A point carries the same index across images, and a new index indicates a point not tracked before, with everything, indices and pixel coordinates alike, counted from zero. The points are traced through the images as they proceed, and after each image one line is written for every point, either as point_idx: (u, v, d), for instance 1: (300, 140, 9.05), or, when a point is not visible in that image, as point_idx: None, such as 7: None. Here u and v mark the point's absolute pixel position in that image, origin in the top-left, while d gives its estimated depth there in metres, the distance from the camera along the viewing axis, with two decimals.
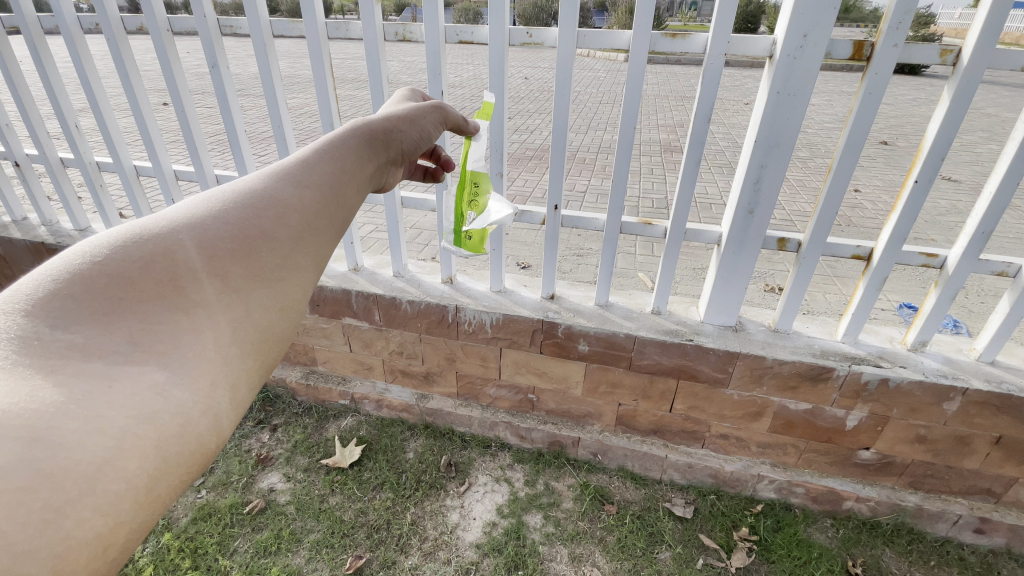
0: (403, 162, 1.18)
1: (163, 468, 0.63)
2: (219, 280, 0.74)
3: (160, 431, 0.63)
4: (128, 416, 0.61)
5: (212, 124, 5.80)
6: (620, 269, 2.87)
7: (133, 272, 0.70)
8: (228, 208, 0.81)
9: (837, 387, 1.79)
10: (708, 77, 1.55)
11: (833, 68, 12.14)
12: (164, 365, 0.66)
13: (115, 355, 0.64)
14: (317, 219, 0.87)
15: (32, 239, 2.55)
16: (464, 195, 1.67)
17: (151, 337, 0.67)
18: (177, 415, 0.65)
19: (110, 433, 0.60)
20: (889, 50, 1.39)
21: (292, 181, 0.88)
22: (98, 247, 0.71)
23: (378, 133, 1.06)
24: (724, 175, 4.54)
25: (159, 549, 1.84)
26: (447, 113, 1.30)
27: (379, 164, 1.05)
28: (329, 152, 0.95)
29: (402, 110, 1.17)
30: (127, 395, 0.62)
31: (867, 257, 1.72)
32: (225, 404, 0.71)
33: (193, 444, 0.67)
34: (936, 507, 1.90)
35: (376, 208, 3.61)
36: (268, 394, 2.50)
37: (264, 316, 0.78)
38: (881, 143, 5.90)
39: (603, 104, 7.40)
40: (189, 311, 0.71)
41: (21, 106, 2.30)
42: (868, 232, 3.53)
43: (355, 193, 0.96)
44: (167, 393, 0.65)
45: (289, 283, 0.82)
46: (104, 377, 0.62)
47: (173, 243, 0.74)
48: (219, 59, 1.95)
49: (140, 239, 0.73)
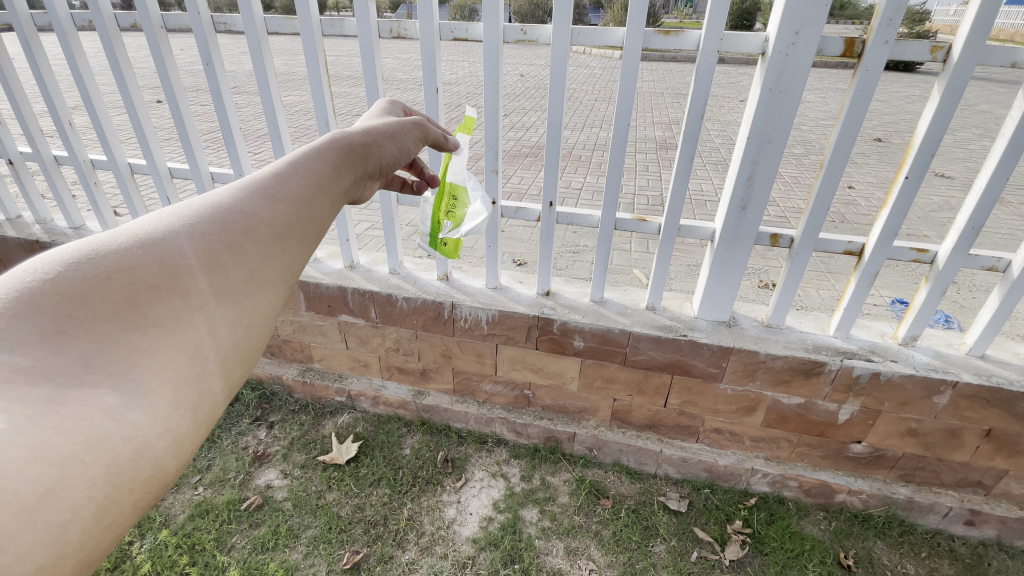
0: (382, 175, 1.19)
1: (114, 495, 0.63)
2: (181, 297, 0.75)
3: (110, 456, 0.63)
4: (75, 442, 0.61)
5: (206, 122, 5.78)
6: (616, 265, 2.89)
7: (88, 290, 0.70)
8: (193, 222, 0.81)
9: (829, 381, 1.81)
10: (702, 74, 1.56)
11: (828, 65, 12.16)
12: (118, 387, 0.66)
13: (64, 379, 0.64)
14: (289, 234, 0.88)
15: (26, 238, 2.54)
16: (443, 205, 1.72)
17: (103, 358, 0.67)
18: (130, 439, 0.64)
19: (53, 461, 0.59)
20: (881, 47, 1.40)
21: (264, 195, 0.88)
22: (51, 263, 0.71)
23: (358, 147, 1.07)
24: (718, 172, 4.56)
25: (156, 545, 1.85)
26: (429, 128, 1.31)
27: (357, 177, 1.06)
28: (305, 165, 0.96)
29: (384, 124, 1.18)
30: (76, 419, 0.62)
31: (859, 252, 1.74)
32: (185, 426, 0.70)
33: (149, 469, 0.66)
34: (927, 499, 1.93)
35: (372, 205, 3.61)
36: (264, 390, 2.50)
37: (227, 333, 0.79)
38: (876, 140, 5.92)
39: (599, 101, 7.40)
40: (146, 330, 0.71)
41: (14, 104, 2.29)
42: (861, 229, 3.56)
43: (330, 207, 0.97)
44: (120, 415, 0.65)
45: (256, 298, 0.83)
46: (52, 401, 0.62)
47: (131, 259, 0.74)
48: (214, 56, 1.95)
49: (98, 255, 0.73)
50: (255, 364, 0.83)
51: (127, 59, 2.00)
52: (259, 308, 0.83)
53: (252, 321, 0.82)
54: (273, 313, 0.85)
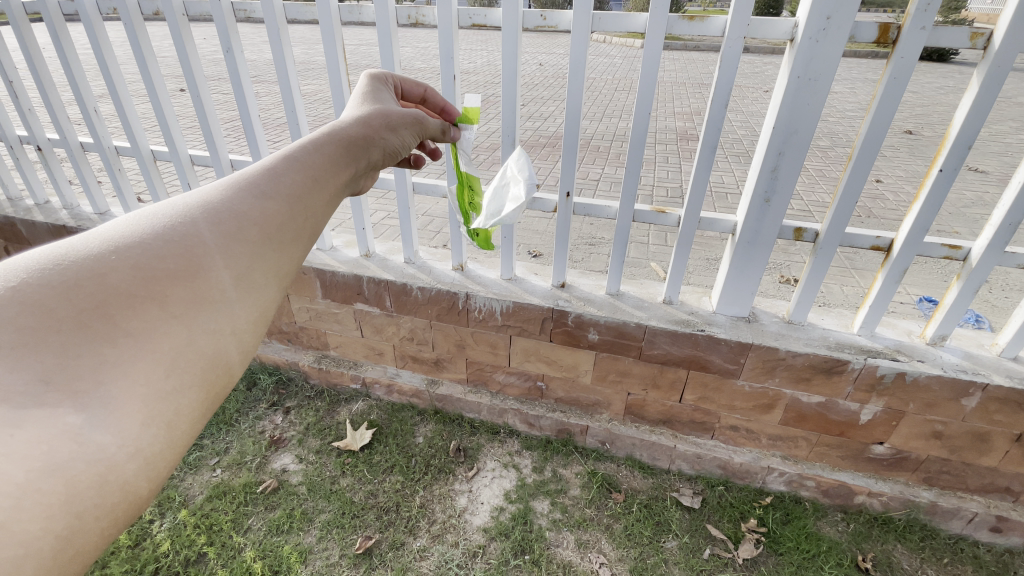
0: (382, 168, 1.19)
1: (76, 523, 0.62)
2: (158, 305, 0.73)
3: (71, 482, 0.61)
4: (31, 469, 0.59)
5: (228, 111, 5.84)
6: (633, 258, 2.85)
7: (54, 301, 0.67)
8: (175, 223, 0.80)
9: (852, 380, 1.76)
10: (726, 62, 1.51)
11: (858, 55, 11.76)
12: (82, 407, 0.64)
13: (21, 399, 0.60)
14: (276, 236, 0.88)
15: (54, 222, 2.60)
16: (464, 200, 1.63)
17: (67, 374, 0.64)
18: (95, 462, 0.63)
19: (7, 491, 0.56)
20: (917, 33, 1.34)
21: (255, 193, 0.88)
22: (14, 269, 0.68)
23: (356, 140, 1.08)
24: (741, 163, 4.46)
25: (176, 525, 1.90)
26: (429, 121, 1.31)
27: (355, 170, 1.07)
28: (299, 161, 0.96)
29: (383, 115, 1.17)
30: (34, 443, 0.59)
31: (887, 248, 1.68)
32: (156, 444, 0.70)
33: (116, 492, 0.66)
34: (952, 504, 1.87)
35: (389, 194, 3.62)
36: (282, 375, 2.54)
37: (208, 343, 0.78)
38: (906, 132, 5.72)
39: (620, 91, 7.29)
40: (116, 342, 0.69)
41: (42, 91, 2.33)
42: (889, 224, 3.45)
43: (323, 204, 0.97)
44: (84, 437, 0.63)
45: (240, 305, 0.82)
46: (8, 424, 0.58)
47: (105, 265, 0.72)
48: (234, 43, 1.96)
49: (69, 262, 0.71)
50: (234, 375, 0.82)
51: (149, 46, 2.02)
52: (244, 315, 0.82)
53: (234, 330, 0.81)
54: (257, 320, 0.84)
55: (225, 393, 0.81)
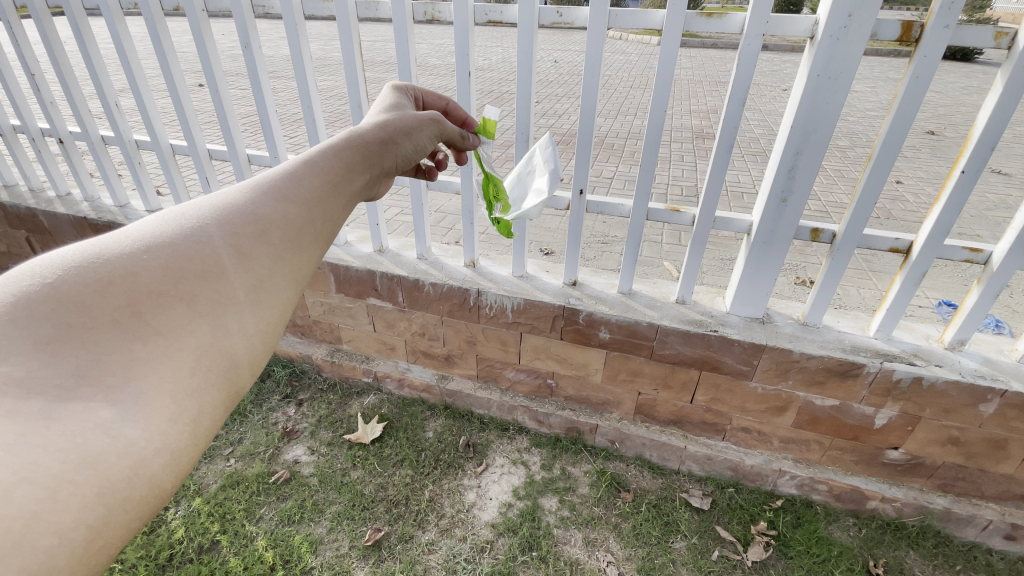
0: (399, 173, 1.20)
1: (106, 517, 0.62)
2: (185, 305, 0.75)
3: (103, 475, 0.62)
4: (66, 461, 0.60)
5: (245, 106, 5.90)
6: (646, 257, 2.83)
7: (87, 298, 0.69)
8: (199, 224, 0.82)
9: (867, 384, 1.73)
10: (744, 60, 1.49)
11: (879, 53, 11.52)
12: (113, 402, 0.66)
13: (57, 392, 0.63)
14: (297, 238, 0.89)
15: (75, 214, 2.65)
16: (489, 191, 1.56)
17: (100, 370, 0.67)
18: (125, 455, 0.64)
19: (42, 482, 0.57)
20: (940, 32, 1.31)
21: (277, 196, 0.90)
22: (51, 267, 0.71)
23: (375, 144, 1.09)
24: (757, 163, 4.40)
25: (190, 513, 1.94)
26: (446, 125, 1.31)
27: (373, 175, 1.08)
28: (319, 164, 0.97)
29: (401, 120, 1.18)
30: (69, 436, 0.61)
31: (906, 250, 1.65)
32: (182, 440, 0.71)
33: (144, 487, 0.66)
34: (966, 511, 1.84)
35: (402, 190, 3.64)
36: (295, 368, 2.57)
37: (232, 342, 0.79)
38: (928, 133, 5.60)
39: (635, 88, 7.23)
40: (146, 340, 0.70)
41: (65, 85, 2.38)
42: (909, 226, 3.39)
43: (342, 209, 0.98)
44: (115, 431, 0.64)
45: (261, 307, 0.83)
46: (43, 416, 0.60)
47: (134, 264, 0.74)
48: (252, 39, 1.97)
49: (100, 260, 0.73)
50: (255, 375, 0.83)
51: (169, 41, 2.05)
52: (265, 317, 0.84)
53: (256, 332, 0.82)
54: (278, 322, 0.86)
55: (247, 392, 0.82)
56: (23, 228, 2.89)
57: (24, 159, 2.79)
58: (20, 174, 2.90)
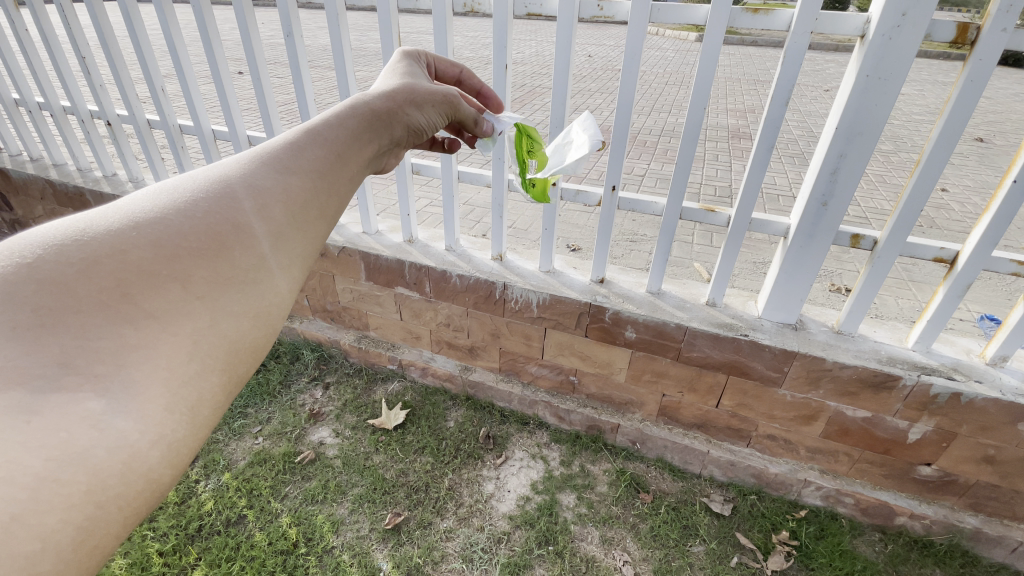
0: (407, 144, 1.22)
1: (97, 515, 0.62)
2: (180, 286, 0.74)
3: (91, 472, 0.61)
4: (48, 459, 0.59)
5: (283, 94, 6.03)
6: (676, 257, 2.80)
7: (72, 278, 0.68)
8: (195, 201, 0.82)
9: (902, 397, 1.68)
10: (789, 59, 1.45)
11: (928, 55, 11.05)
12: (102, 392, 0.64)
13: (39, 383, 0.61)
14: (301, 212, 0.90)
15: (120, 195, 2.75)
16: (521, 145, 1.54)
17: (88, 357, 0.65)
18: (116, 449, 0.63)
19: (21, 482, 0.57)
20: (997, 35, 1.26)
21: (278, 168, 0.91)
22: (32, 247, 0.70)
23: (380, 114, 1.10)
24: (795, 164, 4.29)
25: (219, 486, 2.01)
26: (459, 104, 1.30)
27: (379, 145, 1.10)
28: (322, 136, 0.99)
29: (407, 90, 1.18)
30: (53, 431, 0.60)
31: (951, 260, 1.59)
32: (180, 432, 0.70)
33: (139, 481, 0.66)
34: (997, 532, 1.78)
35: (433, 181, 3.67)
36: (323, 352, 2.63)
37: (232, 325, 0.79)
38: (978, 139, 5.37)
39: (670, 85, 7.11)
40: (138, 324, 0.69)
41: (114, 69, 2.46)
42: (953, 236, 3.26)
43: (346, 180, 1.00)
44: (105, 423, 0.63)
45: (262, 285, 0.84)
46: (25, 410, 0.59)
47: (125, 241, 0.73)
48: (294, 28, 2.01)
49: (87, 239, 0.72)
50: (257, 358, 0.84)
51: (215, 28, 2.11)
52: (266, 296, 0.84)
53: (258, 311, 0.83)
54: (280, 300, 0.86)
55: (248, 377, 0.82)
56: (71, 207, 3.01)
57: (73, 140, 2.91)
58: (71, 155, 3.02)
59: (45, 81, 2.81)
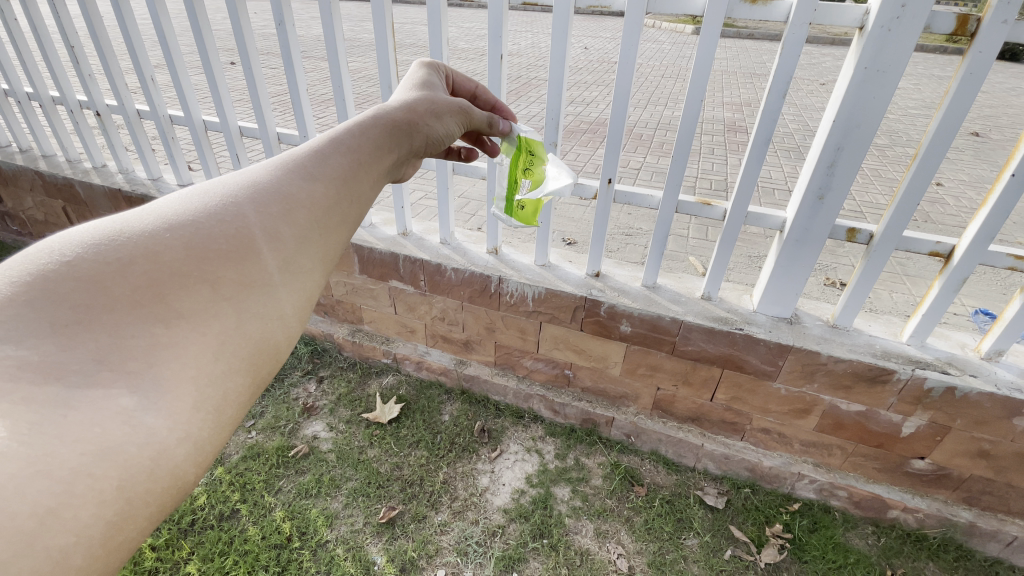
0: (425, 154, 1.19)
1: (126, 511, 0.60)
2: (209, 287, 0.73)
3: (122, 467, 0.59)
4: (84, 453, 0.58)
5: (276, 85, 5.96)
6: (671, 250, 2.79)
7: (108, 277, 0.67)
8: (223, 204, 0.80)
9: (896, 391, 1.69)
10: (788, 51, 1.43)
11: (924, 50, 11.04)
12: (134, 388, 0.63)
13: (75, 378, 0.61)
14: (325, 217, 0.87)
15: (110, 186, 2.71)
16: (519, 164, 1.47)
17: (121, 354, 0.64)
18: (146, 446, 0.61)
19: (57, 476, 0.56)
20: (998, 27, 1.25)
21: (303, 174, 0.88)
22: (69, 246, 0.69)
23: (401, 124, 1.08)
24: (791, 158, 4.28)
25: (212, 480, 2.00)
26: (471, 113, 1.29)
27: (400, 155, 1.07)
28: (346, 144, 0.96)
29: (425, 101, 1.16)
30: (87, 426, 0.59)
31: (947, 255, 1.58)
32: (206, 430, 0.68)
33: (166, 478, 0.64)
34: (990, 526, 1.79)
35: (427, 174, 3.64)
36: (316, 345, 2.61)
37: (257, 327, 0.76)
38: (973, 134, 5.38)
39: (666, 78, 7.08)
40: (168, 324, 0.68)
41: (103, 58, 2.42)
42: (948, 230, 3.27)
43: (369, 189, 0.97)
44: (136, 420, 0.62)
45: (287, 289, 0.81)
46: (60, 404, 0.59)
47: (157, 243, 0.72)
48: (286, 17, 1.97)
49: (121, 239, 0.71)
50: (281, 360, 0.81)
51: (205, 17, 2.06)
52: (290, 301, 0.81)
53: (282, 315, 0.80)
54: (305, 305, 0.83)
55: (274, 377, 0.79)
56: (60, 198, 2.97)
57: (61, 131, 2.86)
58: (60, 145, 2.98)
59: (33, 71, 2.76)
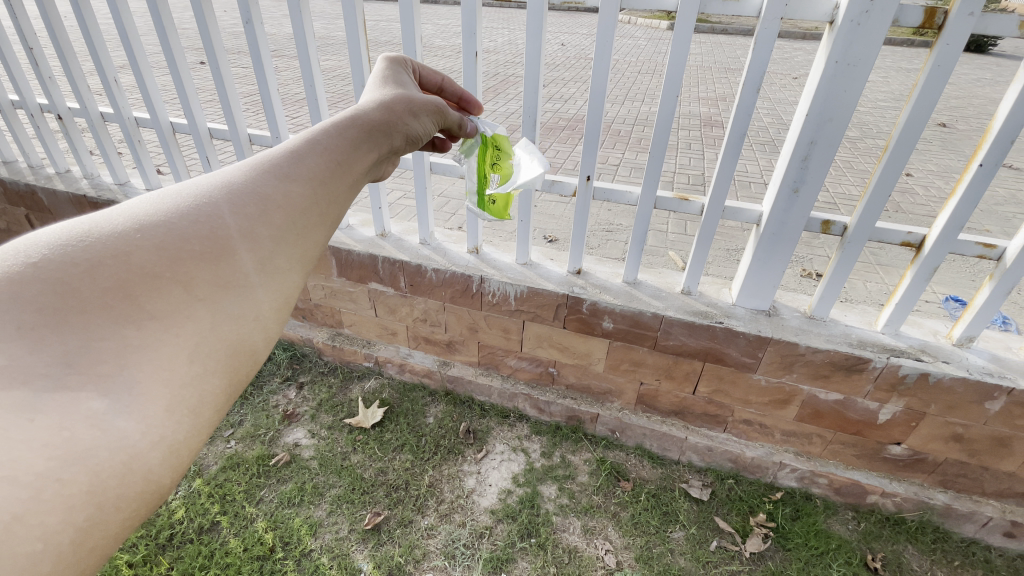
0: (404, 154, 1.17)
1: (96, 516, 0.58)
2: (183, 288, 0.70)
3: (93, 472, 0.57)
4: (50, 457, 0.55)
5: (247, 86, 5.83)
6: (651, 245, 2.81)
7: (76, 279, 0.63)
8: (196, 204, 0.77)
9: (872, 379, 1.72)
10: (761, 45, 1.44)
11: (892, 43, 11.30)
12: (106, 391, 0.60)
13: (42, 382, 0.57)
14: (302, 217, 0.85)
15: (75, 192, 2.62)
16: (485, 157, 1.50)
17: (91, 357, 0.61)
18: (118, 450, 0.59)
19: (24, 482, 0.53)
20: (964, 20, 1.27)
21: (278, 174, 0.85)
22: (35, 247, 0.65)
23: (379, 124, 1.05)
24: (765, 152, 4.35)
25: (190, 493, 1.94)
26: (446, 112, 1.27)
27: (378, 155, 1.04)
28: (322, 143, 0.93)
29: (400, 100, 1.14)
30: (56, 430, 0.56)
31: (918, 245, 1.62)
32: (181, 433, 0.65)
33: (139, 483, 0.61)
34: (966, 507, 1.84)
35: (405, 174, 3.60)
36: (295, 351, 2.56)
37: (232, 328, 0.74)
38: (940, 125, 5.52)
39: (643, 74, 7.11)
40: (141, 325, 0.65)
41: (63, 59, 2.32)
42: (918, 220, 3.35)
43: (347, 189, 0.94)
44: (107, 424, 0.59)
45: (264, 289, 0.78)
46: (26, 409, 0.55)
47: (129, 244, 0.68)
48: (254, 15, 1.92)
49: (90, 240, 0.67)
50: (259, 361, 0.78)
51: (171, 16, 2.00)
52: (267, 302, 0.78)
53: (257, 316, 0.77)
54: (281, 306, 0.80)
55: (250, 380, 0.77)
56: (22, 206, 2.86)
57: (22, 135, 2.75)
58: (20, 151, 2.87)
59: None
